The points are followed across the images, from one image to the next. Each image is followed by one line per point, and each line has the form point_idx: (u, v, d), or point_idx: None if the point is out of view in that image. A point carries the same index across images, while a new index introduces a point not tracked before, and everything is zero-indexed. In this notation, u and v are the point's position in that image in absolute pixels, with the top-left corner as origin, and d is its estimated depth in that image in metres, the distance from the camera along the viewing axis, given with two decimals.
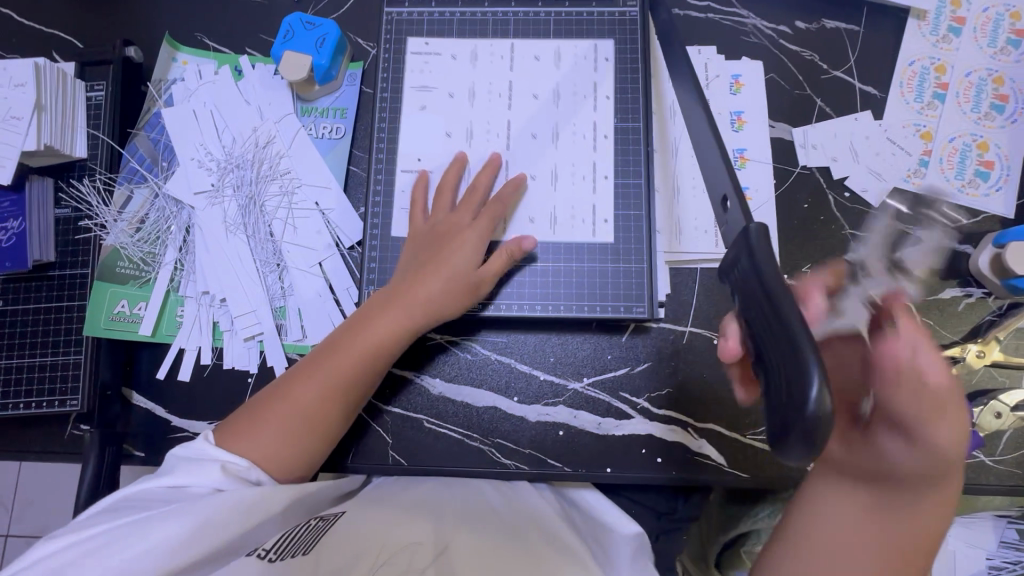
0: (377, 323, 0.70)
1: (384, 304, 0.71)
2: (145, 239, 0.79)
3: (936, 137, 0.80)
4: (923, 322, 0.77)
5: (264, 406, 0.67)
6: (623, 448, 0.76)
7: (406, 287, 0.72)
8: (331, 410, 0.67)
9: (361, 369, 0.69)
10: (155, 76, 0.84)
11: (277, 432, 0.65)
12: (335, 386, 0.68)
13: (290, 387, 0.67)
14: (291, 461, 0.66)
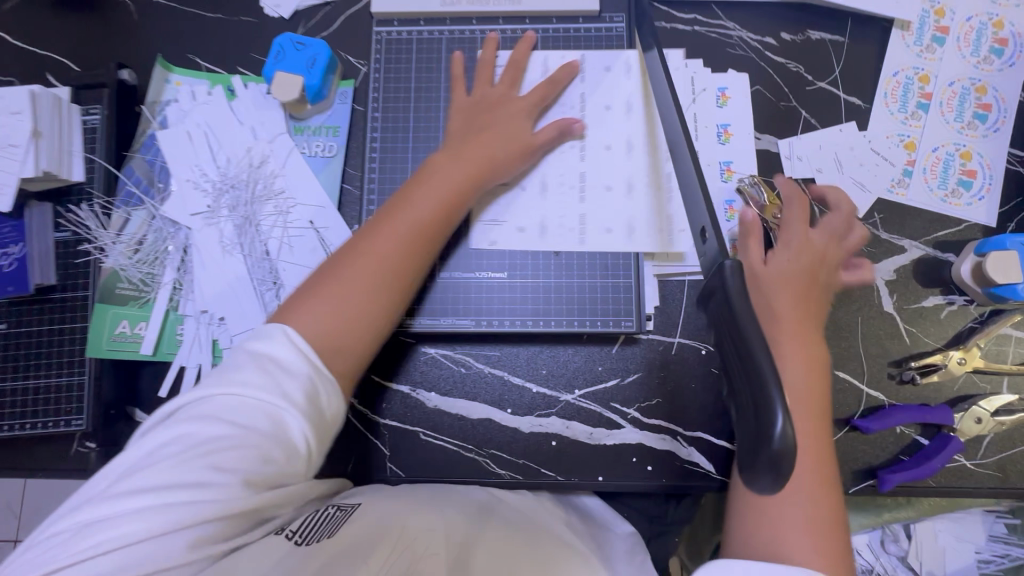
0: (455, 176, 0.72)
1: (451, 161, 0.73)
2: (144, 260, 0.80)
3: (919, 147, 0.82)
4: (907, 330, 0.78)
5: (336, 272, 0.66)
6: (614, 457, 0.78)
7: (475, 143, 0.75)
8: (399, 277, 0.68)
9: (433, 229, 0.71)
10: (149, 99, 0.85)
11: (361, 293, 0.66)
12: (412, 234, 0.69)
13: (371, 246, 0.67)
14: (352, 330, 0.66)
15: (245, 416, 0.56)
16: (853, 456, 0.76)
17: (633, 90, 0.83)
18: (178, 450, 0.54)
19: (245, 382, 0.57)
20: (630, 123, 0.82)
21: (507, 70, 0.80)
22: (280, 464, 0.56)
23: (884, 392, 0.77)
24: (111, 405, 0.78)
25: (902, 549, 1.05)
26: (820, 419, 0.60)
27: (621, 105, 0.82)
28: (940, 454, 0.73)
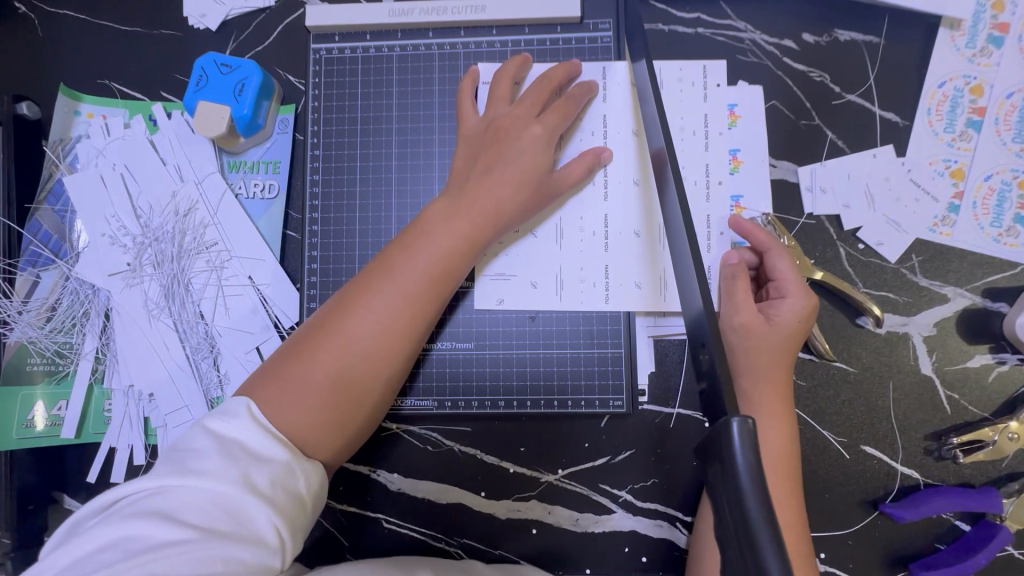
0: (451, 231, 0.60)
1: (448, 211, 0.61)
2: (58, 329, 0.70)
3: (969, 175, 0.68)
4: (948, 396, 0.67)
5: (313, 345, 0.56)
6: (604, 546, 0.68)
7: (476, 190, 0.61)
8: (388, 350, 0.57)
9: (430, 299, 0.59)
10: (54, 136, 0.73)
11: (340, 375, 0.55)
12: (405, 303, 0.58)
13: (353, 317, 0.57)
14: (332, 415, 0.55)
15: (206, 514, 0.46)
16: (882, 544, 0.66)
17: (625, 111, 0.68)
18: (115, 559, 0.43)
19: (207, 470, 0.47)
20: (621, 152, 0.68)
21: (501, 84, 0.66)
22: (247, 565, 0.45)
23: (919, 470, 0.66)
24: (30, 498, 0.69)
25: None
26: (796, 489, 0.57)
27: (611, 131, 0.68)
28: (985, 548, 0.62)
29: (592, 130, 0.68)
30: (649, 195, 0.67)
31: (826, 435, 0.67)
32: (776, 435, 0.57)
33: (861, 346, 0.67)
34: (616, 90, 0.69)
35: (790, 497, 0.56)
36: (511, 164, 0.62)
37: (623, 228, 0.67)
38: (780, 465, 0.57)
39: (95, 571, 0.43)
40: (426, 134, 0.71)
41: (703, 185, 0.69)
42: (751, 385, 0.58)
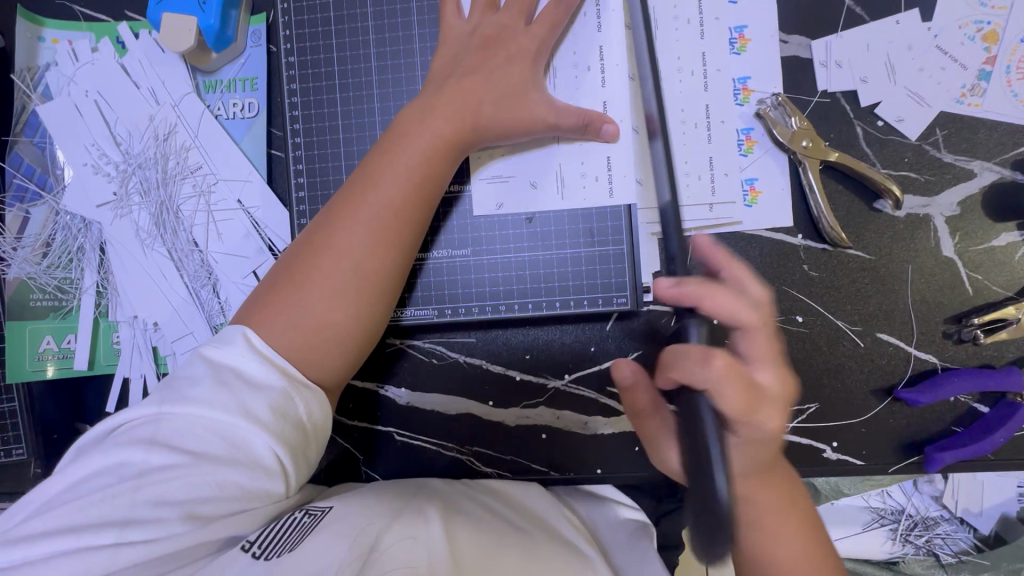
0: (430, 135, 0.57)
1: (424, 113, 0.58)
2: (56, 264, 0.70)
3: (1002, 37, 0.62)
4: (970, 277, 0.64)
5: (303, 265, 0.55)
6: (613, 447, 0.68)
7: (462, 90, 0.58)
8: (381, 262, 0.56)
9: (415, 211, 0.57)
10: (21, 65, 0.69)
11: (332, 294, 0.54)
12: (392, 213, 0.56)
13: (337, 235, 0.55)
14: (330, 332, 0.54)
15: (201, 440, 0.47)
16: (895, 431, 0.65)
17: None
18: (110, 482, 0.46)
19: (200, 399, 0.48)
20: (615, 35, 0.63)
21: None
22: (243, 488, 0.47)
23: (938, 355, 0.64)
24: (54, 429, 0.71)
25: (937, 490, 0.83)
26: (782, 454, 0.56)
27: (604, 12, 0.63)
28: (1003, 427, 0.61)
29: (584, 11, 0.63)
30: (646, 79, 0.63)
31: (839, 324, 0.65)
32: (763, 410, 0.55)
33: (878, 232, 0.64)
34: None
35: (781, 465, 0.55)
36: (497, 70, 0.59)
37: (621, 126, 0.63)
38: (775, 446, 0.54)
39: (96, 491, 0.46)
40: (405, 33, 0.66)
41: (705, 65, 0.64)
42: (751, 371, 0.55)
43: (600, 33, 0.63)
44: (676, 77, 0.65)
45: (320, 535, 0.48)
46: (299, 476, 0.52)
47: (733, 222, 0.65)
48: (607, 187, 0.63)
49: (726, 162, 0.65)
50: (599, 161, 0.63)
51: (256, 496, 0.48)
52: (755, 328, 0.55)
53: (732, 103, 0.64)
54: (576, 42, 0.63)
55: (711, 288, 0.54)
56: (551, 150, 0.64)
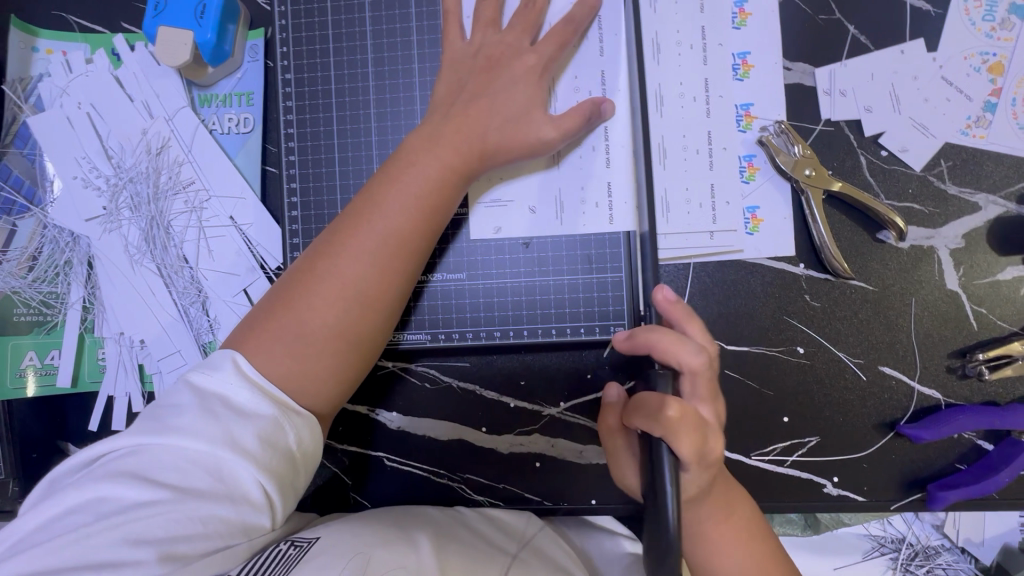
0: (439, 163, 0.56)
1: (430, 140, 0.57)
2: (42, 278, 0.68)
3: (1008, 70, 0.61)
4: (974, 311, 0.62)
5: (303, 291, 0.53)
6: (608, 477, 0.67)
7: (464, 114, 0.57)
8: (385, 291, 0.54)
9: (422, 239, 0.56)
10: (13, 76, 0.68)
11: (335, 324, 0.53)
12: (398, 242, 0.55)
13: (343, 262, 0.54)
14: (327, 361, 0.53)
15: (184, 473, 0.45)
16: (897, 466, 0.63)
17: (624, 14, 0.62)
18: (86, 521, 0.44)
19: (185, 429, 0.46)
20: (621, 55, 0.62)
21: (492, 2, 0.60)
22: (227, 524, 0.45)
23: (940, 390, 0.63)
24: (33, 447, 0.69)
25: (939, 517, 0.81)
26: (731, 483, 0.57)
27: (611, 34, 0.62)
28: (1009, 466, 0.59)
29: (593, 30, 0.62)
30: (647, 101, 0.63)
31: (841, 356, 0.63)
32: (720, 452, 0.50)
33: (881, 263, 0.63)
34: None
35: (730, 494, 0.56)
36: (499, 93, 0.58)
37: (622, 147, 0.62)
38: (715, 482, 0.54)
39: (70, 531, 0.44)
40: (405, 52, 0.65)
41: (708, 88, 0.63)
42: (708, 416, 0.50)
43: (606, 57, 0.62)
44: (679, 103, 0.64)
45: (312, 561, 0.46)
46: (288, 508, 0.50)
47: (733, 250, 0.64)
48: (607, 213, 0.62)
49: (728, 190, 0.64)
50: (600, 184, 0.62)
51: (240, 532, 0.46)
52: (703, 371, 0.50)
53: (734, 130, 0.64)
54: (580, 63, 0.62)
55: (657, 332, 0.51)
56: (553, 173, 0.63)
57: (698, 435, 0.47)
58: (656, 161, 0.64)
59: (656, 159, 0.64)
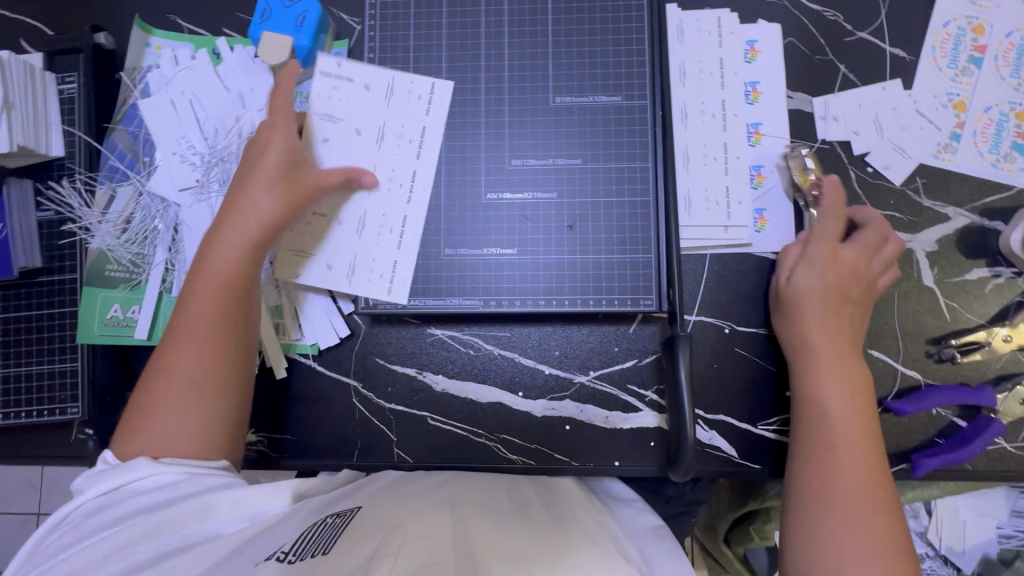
0: (221, 245, 0.67)
1: (214, 226, 0.68)
2: (132, 240, 0.77)
3: (970, 107, 0.75)
4: (947, 305, 0.73)
5: (146, 399, 0.63)
6: (631, 441, 0.74)
7: (251, 176, 0.69)
8: (220, 373, 0.64)
9: (225, 312, 0.66)
10: (128, 65, 0.79)
11: (184, 396, 0.63)
12: (209, 329, 0.65)
13: (178, 343, 0.64)
14: (190, 439, 0.62)
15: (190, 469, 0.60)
16: (885, 439, 0.72)
17: (444, 114, 0.76)
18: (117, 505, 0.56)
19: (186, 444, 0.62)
20: (410, 152, 0.75)
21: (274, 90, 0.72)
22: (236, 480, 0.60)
23: (920, 372, 0.72)
24: (108, 392, 0.75)
25: (923, 526, 0.99)
26: (875, 442, 0.62)
27: (415, 131, 0.76)
28: (980, 437, 0.68)
29: (383, 122, 0.76)
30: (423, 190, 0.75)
31: None
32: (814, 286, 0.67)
33: None
34: (408, 96, 0.76)
35: (866, 449, 0.61)
36: (247, 172, 0.69)
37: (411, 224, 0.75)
38: (857, 424, 0.62)
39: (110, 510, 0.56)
40: (472, 63, 0.76)
41: (724, 106, 0.76)
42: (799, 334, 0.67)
43: (411, 146, 0.75)
44: (700, 119, 0.76)
45: (349, 539, 0.53)
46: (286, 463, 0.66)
47: (743, 243, 0.74)
48: (386, 284, 0.75)
49: (740, 193, 0.74)
50: (406, 255, 0.75)
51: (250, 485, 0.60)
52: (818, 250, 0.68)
53: (745, 144, 0.75)
54: (345, 153, 0.75)
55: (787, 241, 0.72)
56: (374, 236, 0.75)
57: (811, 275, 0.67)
58: (680, 165, 0.75)
59: (681, 163, 0.75)
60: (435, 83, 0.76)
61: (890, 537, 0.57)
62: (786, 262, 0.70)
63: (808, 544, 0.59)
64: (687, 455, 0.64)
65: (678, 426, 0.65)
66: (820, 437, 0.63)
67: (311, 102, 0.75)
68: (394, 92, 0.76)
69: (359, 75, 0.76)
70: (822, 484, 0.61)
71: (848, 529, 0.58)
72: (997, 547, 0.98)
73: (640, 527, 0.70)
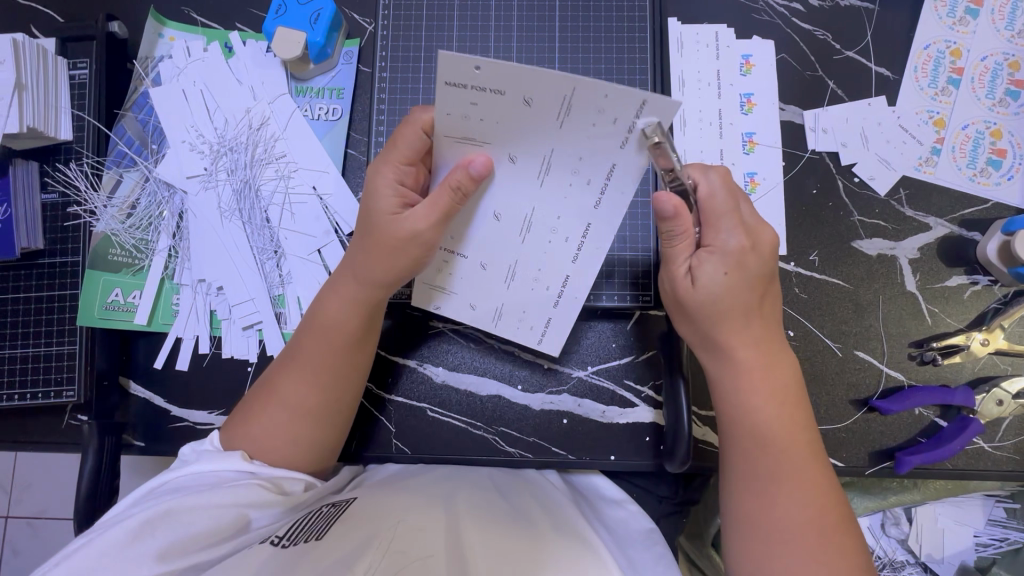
0: (345, 298, 0.64)
1: (339, 278, 0.64)
2: (137, 225, 0.78)
3: (948, 124, 0.79)
4: (928, 310, 0.76)
5: (260, 404, 0.64)
6: (627, 435, 0.76)
7: (375, 246, 0.61)
8: (325, 403, 0.64)
9: (360, 350, 0.65)
10: (141, 54, 0.80)
11: (286, 423, 0.63)
12: (321, 362, 0.64)
13: (292, 369, 0.64)
14: (296, 452, 0.64)
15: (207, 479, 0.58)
16: (869, 438, 0.75)
17: (636, 151, 0.53)
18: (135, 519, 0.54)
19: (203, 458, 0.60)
20: (588, 194, 0.57)
21: (408, 129, 0.60)
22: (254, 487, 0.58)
23: (903, 373, 0.76)
24: (105, 376, 0.74)
25: (904, 533, 1.01)
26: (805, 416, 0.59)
27: (599, 175, 0.56)
28: (960, 436, 0.71)
29: (551, 148, 0.54)
30: (603, 246, 0.62)
31: (825, 341, 0.76)
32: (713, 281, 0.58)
33: (854, 266, 0.77)
34: (590, 112, 0.50)
35: (797, 423, 0.59)
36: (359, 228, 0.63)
37: (579, 287, 0.66)
38: (785, 398, 0.59)
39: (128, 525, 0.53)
40: None
41: (720, 115, 0.80)
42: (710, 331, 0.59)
43: (582, 178, 0.56)
44: (698, 127, 0.80)
45: (341, 528, 0.56)
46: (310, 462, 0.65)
47: None
48: (538, 335, 0.70)
49: None
50: (563, 314, 0.68)
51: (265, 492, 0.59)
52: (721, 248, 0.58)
53: (740, 152, 0.79)
54: (513, 188, 0.58)
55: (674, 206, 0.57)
56: (529, 277, 0.66)
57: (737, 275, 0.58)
58: None
59: None
60: (640, 98, 0.47)
61: (831, 544, 0.54)
62: (679, 258, 0.60)
63: (744, 547, 0.57)
64: (682, 448, 0.65)
65: (673, 420, 0.66)
66: (743, 438, 0.59)
67: (435, 120, 0.53)
68: (535, 99, 0.49)
69: (513, 85, 0.48)
70: (760, 475, 0.58)
71: (777, 536, 0.55)
72: (975, 554, 1.00)
73: (631, 531, 0.72)
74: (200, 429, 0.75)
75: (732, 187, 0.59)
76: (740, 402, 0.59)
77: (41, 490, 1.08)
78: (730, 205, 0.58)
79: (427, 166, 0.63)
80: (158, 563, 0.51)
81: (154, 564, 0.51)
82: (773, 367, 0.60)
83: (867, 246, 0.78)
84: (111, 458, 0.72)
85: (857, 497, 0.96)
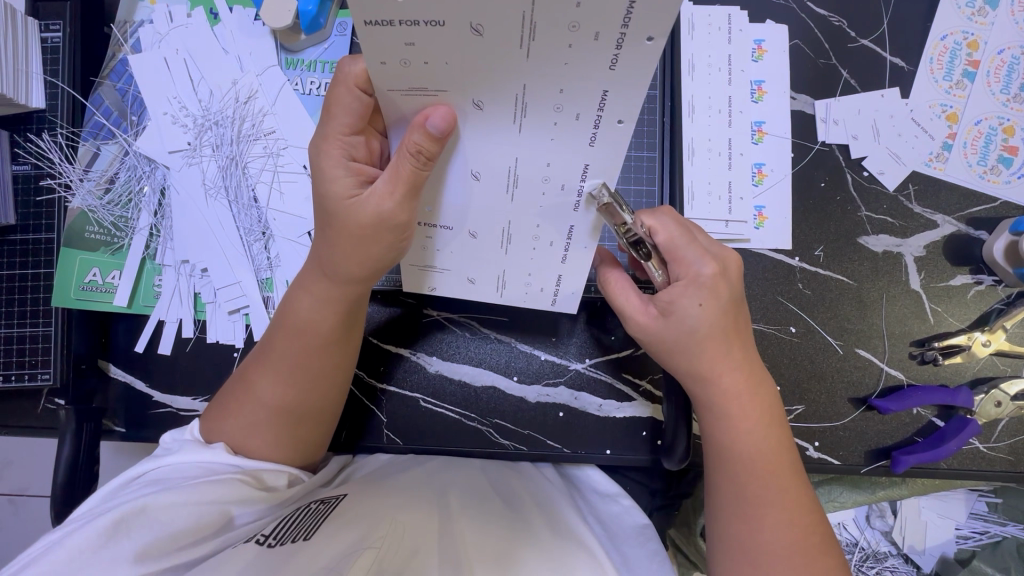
0: (321, 295, 0.60)
1: (312, 275, 0.60)
2: (116, 201, 0.74)
3: (962, 119, 0.77)
4: (932, 309, 0.75)
5: (235, 401, 0.60)
6: (624, 430, 0.74)
7: (346, 238, 0.56)
8: (305, 401, 0.61)
9: (338, 351, 0.62)
10: (119, 17, 0.75)
11: (262, 422, 0.60)
12: (299, 362, 0.60)
13: (266, 366, 0.60)
14: (276, 450, 0.61)
15: (188, 474, 0.56)
16: (865, 436, 0.74)
17: (629, 68, 0.45)
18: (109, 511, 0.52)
19: (185, 452, 0.58)
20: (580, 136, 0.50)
21: (341, 91, 0.51)
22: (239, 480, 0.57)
23: (903, 372, 0.75)
24: (82, 359, 0.71)
25: (888, 526, 1.02)
26: (784, 429, 0.59)
27: (590, 107, 0.48)
28: (956, 437, 0.71)
29: (524, 84, 0.46)
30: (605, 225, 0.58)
31: (827, 338, 0.75)
32: (693, 316, 0.56)
33: (859, 262, 0.76)
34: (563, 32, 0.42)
35: (780, 436, 0.58)
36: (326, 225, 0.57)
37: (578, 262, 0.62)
38: (764, 413, 0.58)
39: None
40: None
41: (729, 101, 0.77)
42: (685, 362, 0.58)
43: (568, 114, 0.48)
44: (706, 114, 0.77)
45: (328, 526, 0.54)
46: (298, 457, 0.63)
47: (742, 238, 0.75)
48: (551, 296, 0.67)
49: (741, 189, 0.76)
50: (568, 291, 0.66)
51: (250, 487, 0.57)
52: (693, 284, 0.56)
53: (749, 141, 0.77)
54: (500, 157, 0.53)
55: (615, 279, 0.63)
56: (525, 257, 0.62)
57: (716, 302, 0.56)
58: (685, 157, 0.76)
59: (686, 156, 0.76)
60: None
61: (824, 552, 0.54)
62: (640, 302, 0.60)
63: (728, 563, 0.55)
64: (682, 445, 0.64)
65: (672, 421, 0.65)
66: (736, 456, 0.57)
67: (414, 93, 0.48)
68: (487, 26, 0.42)
69: (456, 11, 0.41)
70: (762, 488, 0.56)
71: (769, 553, 0.54)
72: (955, 547, 1.01)
73: (625, 526, 0.72)
74: (184, 416, 0.73)
75: (682, 221, 0.59)
76: (730, 421, 0.58)
77: (21, 467, 1.04)
78: (687, 239, 0.57)
79: (376, 130, 0.57)
80: (136, 563, 0.49)
81: (131, 564, 0.48)
82: (755, 385, 0.59)
83: (874, 243, 0.76)
84: (90, 443, 0.69)
85: (845, 491, 0.97)
